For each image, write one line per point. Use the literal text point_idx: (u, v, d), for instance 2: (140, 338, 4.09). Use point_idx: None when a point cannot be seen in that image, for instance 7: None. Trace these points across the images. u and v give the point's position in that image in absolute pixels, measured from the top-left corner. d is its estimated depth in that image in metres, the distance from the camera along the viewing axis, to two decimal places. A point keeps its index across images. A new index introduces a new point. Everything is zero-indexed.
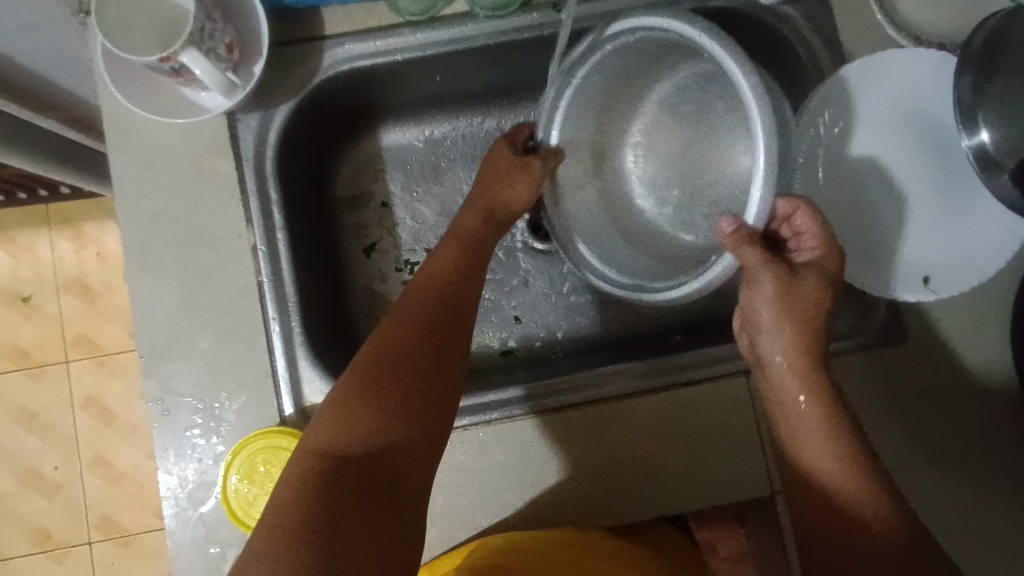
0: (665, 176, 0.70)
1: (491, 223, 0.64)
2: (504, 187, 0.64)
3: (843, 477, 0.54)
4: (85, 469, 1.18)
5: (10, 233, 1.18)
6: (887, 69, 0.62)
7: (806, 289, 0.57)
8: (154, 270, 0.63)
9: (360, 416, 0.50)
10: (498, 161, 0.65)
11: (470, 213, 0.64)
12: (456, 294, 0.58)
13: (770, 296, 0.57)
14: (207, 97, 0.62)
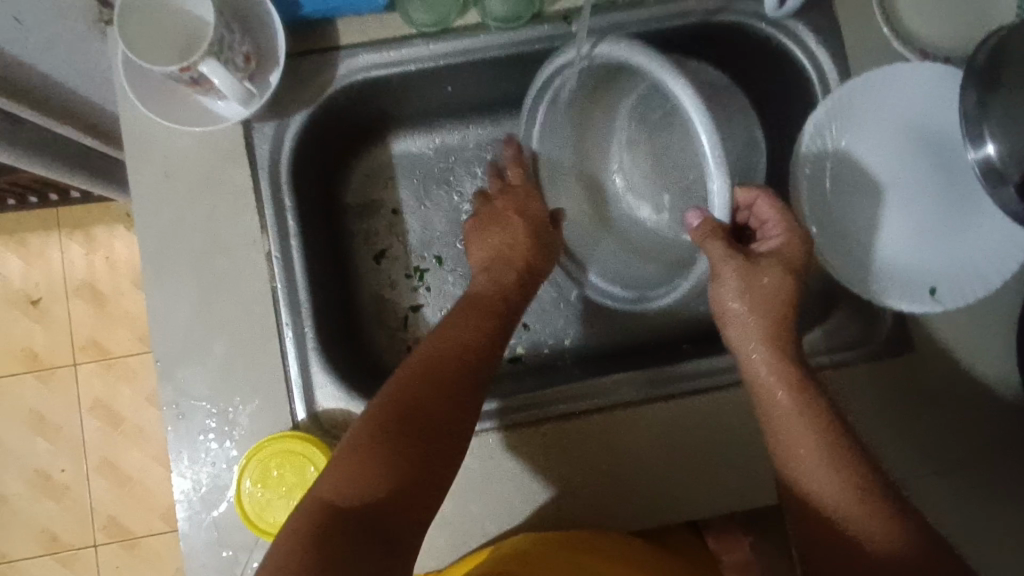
0: (656, 181, 0.70)
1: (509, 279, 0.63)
2: (511, 235, 0.65)
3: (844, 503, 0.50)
4: (93, 472, 1.18)
5: (21, 237, 1.19)
6: (891, 84, 0.63)
7: (774, 280, 0.56)
8: (170, 276, 0.64)
9: (362, 459, 0.49)
10: (500, 208, 0.67)
11: (488, 270, 0.64)
12: (471, 348, 0.57)
13: (739, 288, 0.57)
14: (224, 106, 0.63)
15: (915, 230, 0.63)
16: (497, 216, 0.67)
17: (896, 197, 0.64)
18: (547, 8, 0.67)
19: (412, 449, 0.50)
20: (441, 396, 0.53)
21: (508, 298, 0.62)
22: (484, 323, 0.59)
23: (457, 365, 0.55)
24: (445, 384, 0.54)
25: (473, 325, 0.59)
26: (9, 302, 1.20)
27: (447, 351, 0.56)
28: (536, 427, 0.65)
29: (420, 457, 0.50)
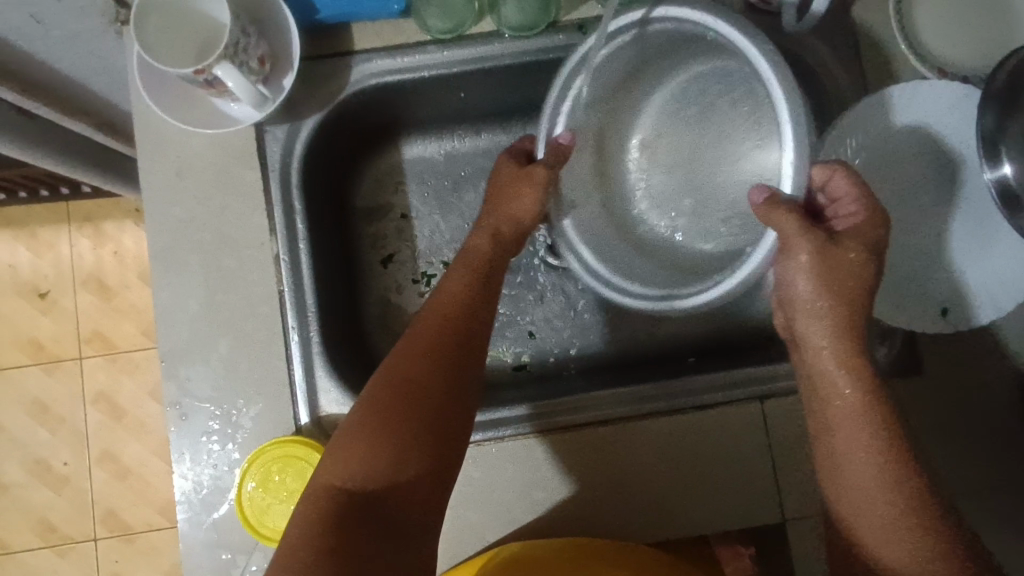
0: (673, 189, 0.70)
1: (501, 245, 0.64)
2: (514, 207, 0.64)
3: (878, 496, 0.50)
4: (93, 465, 1.19)
5: (31, 229, 1.20)
6: (909, 101, 0.62)
7: (844, 264, 0.54)
8: (178, 276, 0.64)
9: (370, 446, 0.51)
10: (511, 178, 0.65)
11: (480, 233, 0.64)
12: (468, 318, 0.58)
13: (809, 272, 0.54)
14: (237, 108, 0.63)
15: (927, 250, 0.62)
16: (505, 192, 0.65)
17: (909, 215, 0.63)
18: (562, 18, 0.67)
19: (419, 437, 0.52)
20: (445, 386, 0.54)
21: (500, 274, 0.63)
22: (480, 307, 0.59)
23: (460, 353, 0.56)
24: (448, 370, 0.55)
25: (466, 291, 0.59)
26: (17, 293, 1.20)
27: (450, 338, 0.56)
28: (540, 437, 0.64)
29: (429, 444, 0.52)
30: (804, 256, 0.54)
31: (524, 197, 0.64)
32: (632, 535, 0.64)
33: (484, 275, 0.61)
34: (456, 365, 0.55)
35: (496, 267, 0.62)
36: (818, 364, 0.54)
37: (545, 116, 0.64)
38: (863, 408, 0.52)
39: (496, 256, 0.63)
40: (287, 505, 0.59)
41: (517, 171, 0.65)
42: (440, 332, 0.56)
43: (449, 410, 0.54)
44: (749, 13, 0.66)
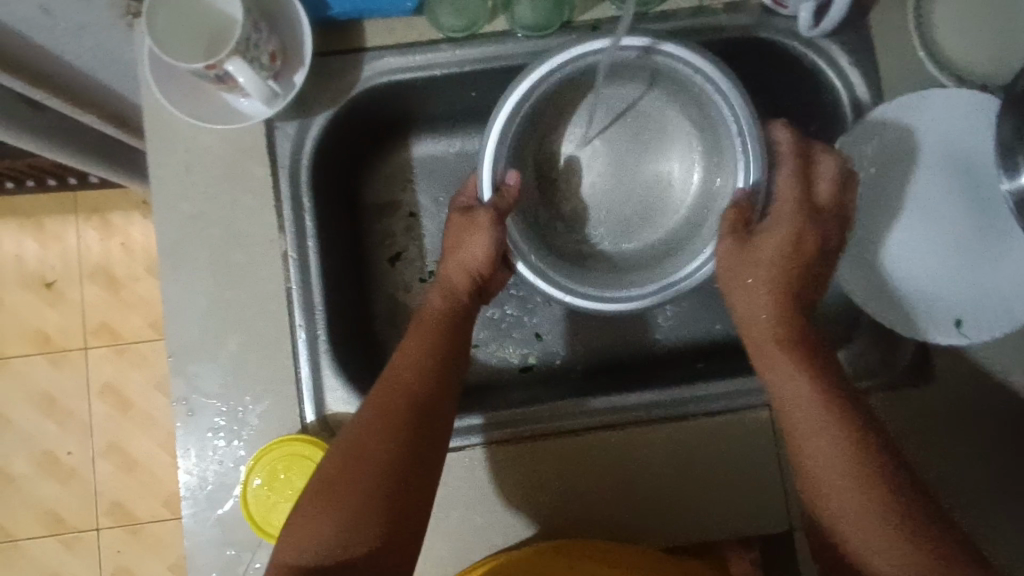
0: (605, 190, 0.75)
1: (460, 303, 0.63)
2: (464, 254, 0.64)
3: (862, 532, 0.48)
4: (98, 456, 1.19)
5: (38, 220, 1.20)
6: (923, 109, 0.62)
7: (804, 237, 0.59)
8: (186, 272, 0.63)
9: (330, 511, 0.50)
10: (456, 227, 0.64)
11: (434, 292, 0.64)
12: (425, 381, 0.56)
13: (760, 291, 0.58)
14: (247, 104, 0.63)
15: (942, 260, 0.62)
16: (459, 238, 0.63)
17: (925, 224, 0.62)
18: (576, 17, 0.66)
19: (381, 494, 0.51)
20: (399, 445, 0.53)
21: (464, 330, 0.62)
22: (440, 364, 0.58)
23: (417, 408, 0.55)
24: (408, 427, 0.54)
25: (422, 355, 0.58)
26: (23, 283, 1.20)
27: (407, 396, 0.55)
28: (543, 441, 0.64)
29: (393, 500, 0.51)
30: (752, 272, 0.59)
31: (473, 243, 0.63)
32: (639, 538, 0.63)
33: (442, 331, 0.60)
34: (416, 421, 0.54)
35: (460, 323, 0.62)
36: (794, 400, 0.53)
37: (482, 162, 0.61)
38: (835, 443, 0.51)
39: (454, 311, 0.62)
40: (292, 503, 0.59)
41: (462, 219, 0.64)
42: (393, 392, 0.55)
43: (409, 468, 0.52)
44: (766, 16, 0.65)
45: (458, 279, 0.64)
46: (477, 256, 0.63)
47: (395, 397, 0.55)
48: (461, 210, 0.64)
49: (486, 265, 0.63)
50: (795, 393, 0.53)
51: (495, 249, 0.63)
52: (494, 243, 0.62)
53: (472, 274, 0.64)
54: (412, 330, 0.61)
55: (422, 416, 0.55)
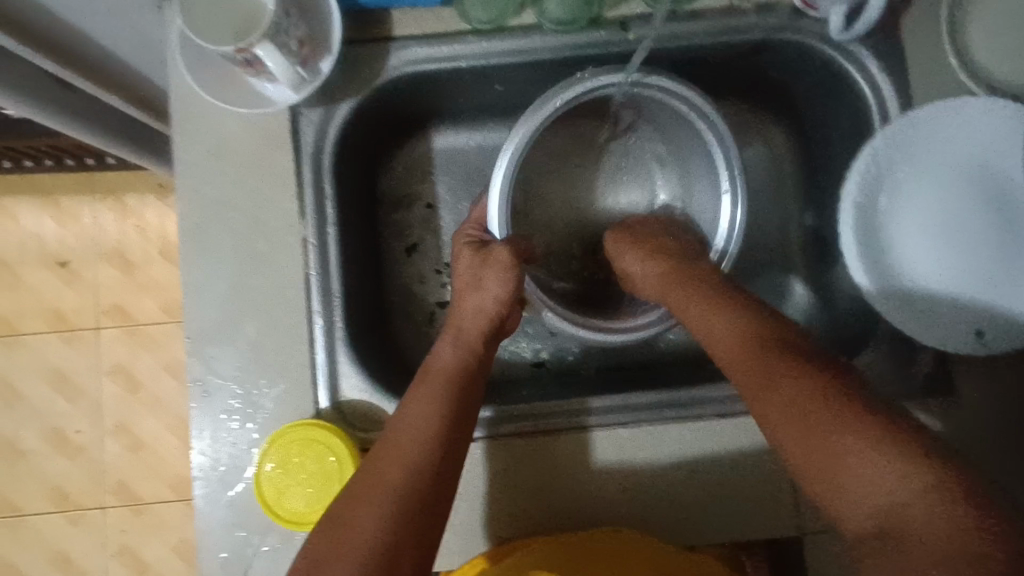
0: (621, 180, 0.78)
1: (469, 357, 0.62)
2: (484, 291, 0.65)
3: (805, 432, 0.48)
4: (106, 435, 1.20)
5: (56, 198, 1.21)
6: (955, 116, 0.61)
7: (669, 264, 0.65)
8: (206, 254, 0.64)
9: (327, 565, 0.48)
10: (473, 266, 0.66)
11: (447, 346, 0.63)
12: (434, 445, 0.55)
13: (690, 300, 0.61)
14: (273, 89, 0.63)
15: (966, 268, 0.61)
16: (474, 278, 0.66)
17: (951, 232, 0.62)
18: (605, 14, 0.66)
19: (393, 540, 0.49)
20: (407, 493, 0.52)
21: (478, 382, 0.61)
22: (449, 411, 0.57)
23: (427, 457, 0.54)
24: (419, 478, 0.53)
25: (430, 415, 0.56)
26: (39, 261, 1.22)
27: (415, 447, 0.54)
28: (552, 437, 0.64)
29: (408, 546, 0.50)
30: (674, 294, 0.62)
31: (491, 281, 0.65)
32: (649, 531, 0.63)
33: (455, 382, 0.59)
34: (425, 474, 0.53)
35: (474, 374, 0.61)
36: (717, 341, 0.57)
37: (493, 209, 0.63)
38: (763, 365, 0.52)
39: (468, 359, 0.62)
40: (306, 486, 0.59)
41: (477, 259, 0.66)
42: (393, 452, 0.54)
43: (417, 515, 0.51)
44: (797, 19, 0.65)
45: (470, 325, 0.65)
46: (490, 294, 0.65)
47: (402, 450, 0.54)
48: (473, 246, 0.68)
49: (502, 302, 0.65)
50: (718, 332, 0.57)
51: (512, 289, 0.65)
52: (512, 281, 0.64)
53: (488, 315, 0.65)
54: (416, 381, 0.60)
55: (436, 468, 0.54)
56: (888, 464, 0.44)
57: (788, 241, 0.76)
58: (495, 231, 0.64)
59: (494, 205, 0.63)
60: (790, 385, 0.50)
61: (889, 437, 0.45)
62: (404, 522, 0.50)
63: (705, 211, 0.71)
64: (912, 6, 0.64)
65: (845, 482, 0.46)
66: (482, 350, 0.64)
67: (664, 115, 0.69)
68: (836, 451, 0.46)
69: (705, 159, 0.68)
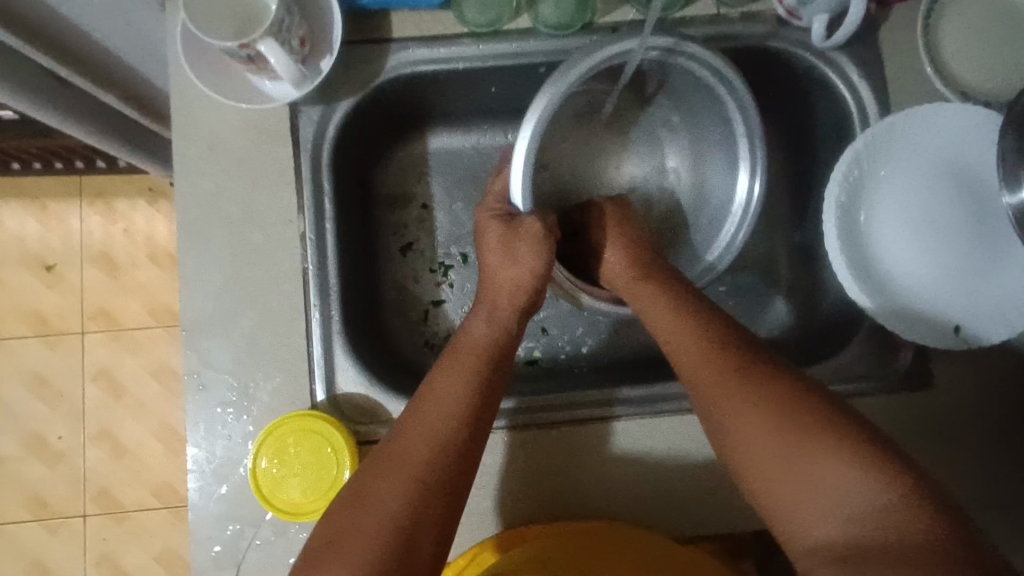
0: (644, 146, 0.79)
1: (503, 333, 0.63)
2: (520, 264, 0.64)
3: (757, 444, 0.51)
4: (90, 441, 1.18)
5: (43, 201, 1.21)
6: (933, 120, 0.64)
7: (644, 265, 0.66)
8: (204, 248, 0.64)
9: (350, 534, 0.50)
10: (505, 242, 0.65)
11: (481, 322, 0.63)
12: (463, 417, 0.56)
13: (664, 305, 0.61)
14: (272, 87, 0.64)
15: (939, 266, 0.64)
16: (510, 245, 0.64)
17: (925, 234, 0.64)
18: (597, 19, 0.68)
19: (416, 521, 0.51)
20: (433, 474, 0.53)
21: (506, 363, 0.61)
22: (476, 383, 0.58)
23: (456, 427, 0.55)
24: (449, 454, 0.54)
25: (457, 389, 0.57)
26: (23, 264, 1.20)
27: (442, 424, 0.55)
28: (544, 429, 0.65)
29: (434, 507, 0.52)
30: (644, 291, 0.63)
31: (527, 254, 0.64)
32: (642, 523, 0.64)
33: (485, 363, 0.60)
34: (452, 446, 0.54)
35: (505, 355, 0.62)
36: (680, 339, 0.58)
37: (518, 187, 0.60)
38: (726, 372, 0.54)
39: (497, 337, 0.62)
40: (302, 478, 0.59)
41: (508, 234, 0.65)
42: (426, 424, 0.55)
43: (440, 494, 0.52)
44: (780, 27, 0.68)
45: (506, 302, 0.64)
46: (526, 267, 0.64)
47: (431, 428, 0.55)
48: (501, 220, 0.66)
49: (537, 278, 0.64)
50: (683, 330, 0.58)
51: (541, 264, 0.64)
52: (545, 254, 0.64)
53: (524, 291, 0.65)
54: (446, 357, 0.60)
55: (465, 434, 0.55)
56: (847, 464, 0.47)
57: (773, 241, 0.79)
58: (517, 205, 0.63)
59: (518, 181, 0.60)
60: (765, 403, 0.52)
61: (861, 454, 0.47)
62: (428, 494, 0.52)
63: (718, 186, 0.72)
64: (889, 16, 0.67)
65: (814, 484, 0.48)
66: (514, 327, 0.64)
67: (683, 86, 0.69)
68: (808, 457, 0.48)
69: (722, 130, 0.69)
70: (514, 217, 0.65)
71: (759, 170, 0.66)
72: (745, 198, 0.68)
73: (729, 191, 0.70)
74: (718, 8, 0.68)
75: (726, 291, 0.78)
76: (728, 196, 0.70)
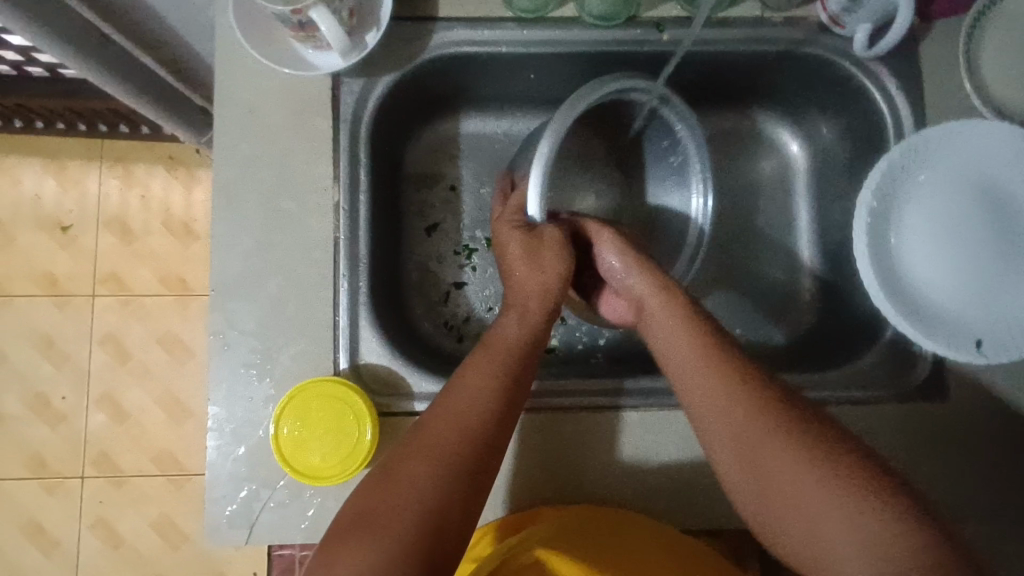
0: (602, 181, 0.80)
1: (533, 334, 0.62)
2: (545, 275, 0.63)
3: (747, 451, 0.51)
4: (92, 404, 1.19)
5: (62, 162, 1.21)
6: (973, 134, 0.64)
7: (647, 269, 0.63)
8: (237, 210, 0.65)
9: (375, 521, 0.49)
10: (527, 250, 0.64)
11: (511, 321, 0.62)
12: (491, 418, 0.55)
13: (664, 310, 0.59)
14: (317, 56, 0.65)
15: (966, 285, 0.64)
16: (535, 254, 0.63)
17: (952, 244, 0.65)
18: (641, 13, 0.69)
19: (440, 509, 0.50)
20: (462, 461, 0.52)
21: (534, 366, 0.61)
22: (505, 383, 0.57)
23: (485, 426, 0.54)
24: (474, 450, 0.53)
25: (485, 388, 0.56)
26: (38, 223, 1.21)
27: (471, 420, 0.54)
28: (559, 413, 0.66)
29: (459, 503, 0.51)
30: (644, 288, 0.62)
31: (551, 261, 0.63)
32: (652, 513, 0.65)
33: (515, 362, 0.59)
34: (478, 445, 0.54)
35: (533, 355, 0.61)
36: (671, 345, 0.58)
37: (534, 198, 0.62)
38: (719, 375, 0.54)
39: (529, 339, 0.61)
40: (324, 441, 0.60)
41: (529, 242, 0.64)
42: (453, 420, 0.54)
43: (464, 488, 0.52)
44: (821, 34, 0.68)
45: (536, 305, 0.63)
46: (553, 271, 0.63)
47: (458, 423, 0.54)
48: (522, 229, 0.64)
49: (562, 282, 0.64)
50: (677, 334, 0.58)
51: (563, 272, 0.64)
52: (567, 260, 0.64)
53: (553, 296, 0.64)
54: (477, 352, 0.59)
55: (490, 434, 0.55)
56: (828, 479, 0.48)
57: (794, 248, 0.80)
58: (532, 214, 0.64)
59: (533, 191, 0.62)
60: (759, 422, 0.51)
61: (868, 484, 0.47)
62: (454, 489, 0.51)
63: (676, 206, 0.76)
64: (929, 31, 0.68)
65: (803, 499, 0.48)
66: (543, 330, 0.63)
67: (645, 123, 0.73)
68: (796, 472, 0.48)
69: (678, 161, 0.74)
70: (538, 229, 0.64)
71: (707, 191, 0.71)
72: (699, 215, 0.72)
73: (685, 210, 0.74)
74: (762, 10, 0.68)
75: (744, 294, 0.80)
76: (683, 219, 0.75)
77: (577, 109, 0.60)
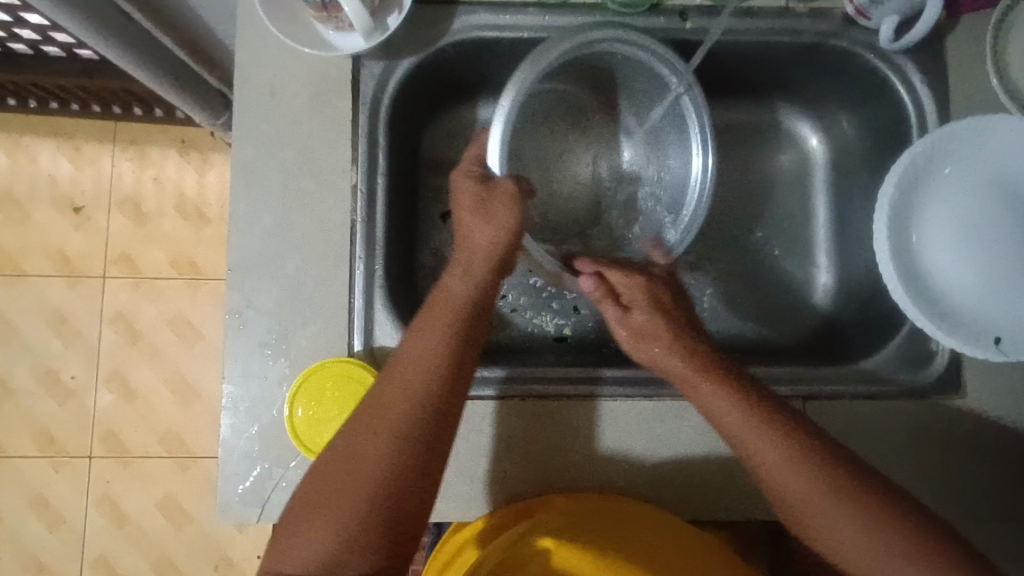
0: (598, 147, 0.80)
1: (484, 288, 0.61)
2: (492, 228, 0.61)
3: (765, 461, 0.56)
4: (101, 383, 1.20)
5: (77, 142, 1.22)
6: (995, 130, 0.64)
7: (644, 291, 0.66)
8: (255, 190, 0.65)
9: (337, 497, 0.51)
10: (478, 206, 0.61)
11: (460, 279, 0.61)
12: (440, 381, 0.55)
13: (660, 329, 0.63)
14: (337, 36, 0.64)
15: (985, 283, 0.63)
16: (483, 208, 0.61)
17: (971, 241, 0.64)
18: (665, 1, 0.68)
19: (397, 476, 0.52)
20: (414, 428, 0.54)
21: (486, 320, 0.60)
22: (453, 344, 0.57)
23: (434, 390, 0.55)
24: (425, 415, 0.54)
25: (431, 350, 0.56)
26: (52, 202, 1.21)
27: (419, 386, 0.55)
28: (569, 400, 0.65)
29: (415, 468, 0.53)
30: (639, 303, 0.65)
31: (501, 213, 0.61)
32: (663, 503, 0.64)
33: (461, 321, 0.58)
34: (431, 409, 0.54)
35: (482, 309, 0.60)
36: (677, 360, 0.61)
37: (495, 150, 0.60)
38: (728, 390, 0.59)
39: (477, 294, 0.60)
40: (339, 421, 0.60)
41: (479, 198, 0.61)
42: (401, 389, 0.55)
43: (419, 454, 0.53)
44: (847, 26, 0.68)
45: (481, 259, 0.61)
46: (498, 225, 0.61)
47: (405, 391, 0.55)
48: (476, 180, 0.62)
49: (508, 235, 0.61)
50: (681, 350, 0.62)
51: (511, 228, 0.61)
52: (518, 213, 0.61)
53: (502, 252, 0.61)
54: (423, 312, 0.59)
55: (442, 395, 0.55)
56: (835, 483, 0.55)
57: (809, 243, 0.79)
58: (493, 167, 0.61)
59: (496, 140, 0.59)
60: (771, 434, 0.56)
61: (862, 482, 0.55)
62: (409, 456, 0.53)
63: (675, 166, 0.73)
64: (956, 26, 0.67)
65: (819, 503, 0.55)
66: (493, 284, 0.62)
67: (637, 83, 0.72)
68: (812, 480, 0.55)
69: (676, 123, 0.71)
70: (493, 184, 0.61)
71: (709, 146, 0.68)
72: (700, 170, 0.69)
73: (684, 168, 0.71)
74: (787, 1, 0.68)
75: (758, 288, 0.79)
76: (680, 182, 0.72)
77: (551, 56, 0.60)
